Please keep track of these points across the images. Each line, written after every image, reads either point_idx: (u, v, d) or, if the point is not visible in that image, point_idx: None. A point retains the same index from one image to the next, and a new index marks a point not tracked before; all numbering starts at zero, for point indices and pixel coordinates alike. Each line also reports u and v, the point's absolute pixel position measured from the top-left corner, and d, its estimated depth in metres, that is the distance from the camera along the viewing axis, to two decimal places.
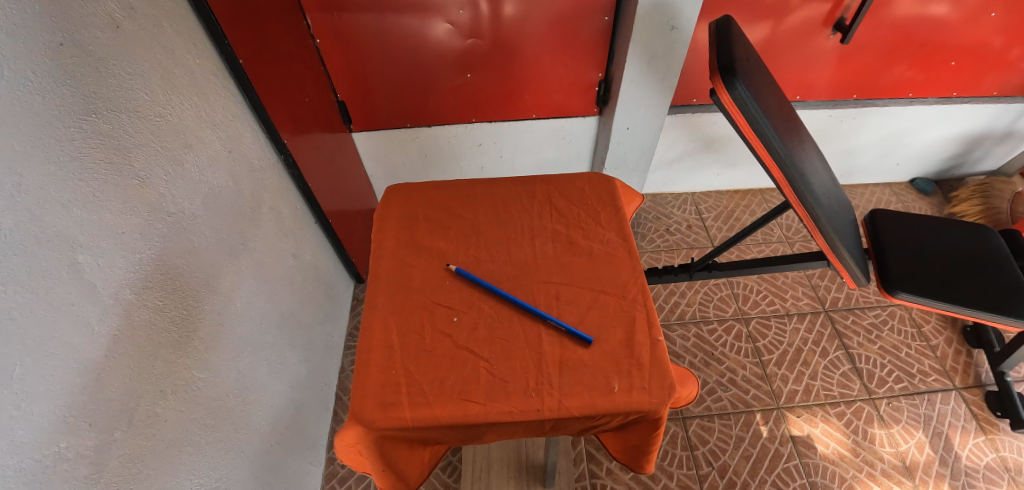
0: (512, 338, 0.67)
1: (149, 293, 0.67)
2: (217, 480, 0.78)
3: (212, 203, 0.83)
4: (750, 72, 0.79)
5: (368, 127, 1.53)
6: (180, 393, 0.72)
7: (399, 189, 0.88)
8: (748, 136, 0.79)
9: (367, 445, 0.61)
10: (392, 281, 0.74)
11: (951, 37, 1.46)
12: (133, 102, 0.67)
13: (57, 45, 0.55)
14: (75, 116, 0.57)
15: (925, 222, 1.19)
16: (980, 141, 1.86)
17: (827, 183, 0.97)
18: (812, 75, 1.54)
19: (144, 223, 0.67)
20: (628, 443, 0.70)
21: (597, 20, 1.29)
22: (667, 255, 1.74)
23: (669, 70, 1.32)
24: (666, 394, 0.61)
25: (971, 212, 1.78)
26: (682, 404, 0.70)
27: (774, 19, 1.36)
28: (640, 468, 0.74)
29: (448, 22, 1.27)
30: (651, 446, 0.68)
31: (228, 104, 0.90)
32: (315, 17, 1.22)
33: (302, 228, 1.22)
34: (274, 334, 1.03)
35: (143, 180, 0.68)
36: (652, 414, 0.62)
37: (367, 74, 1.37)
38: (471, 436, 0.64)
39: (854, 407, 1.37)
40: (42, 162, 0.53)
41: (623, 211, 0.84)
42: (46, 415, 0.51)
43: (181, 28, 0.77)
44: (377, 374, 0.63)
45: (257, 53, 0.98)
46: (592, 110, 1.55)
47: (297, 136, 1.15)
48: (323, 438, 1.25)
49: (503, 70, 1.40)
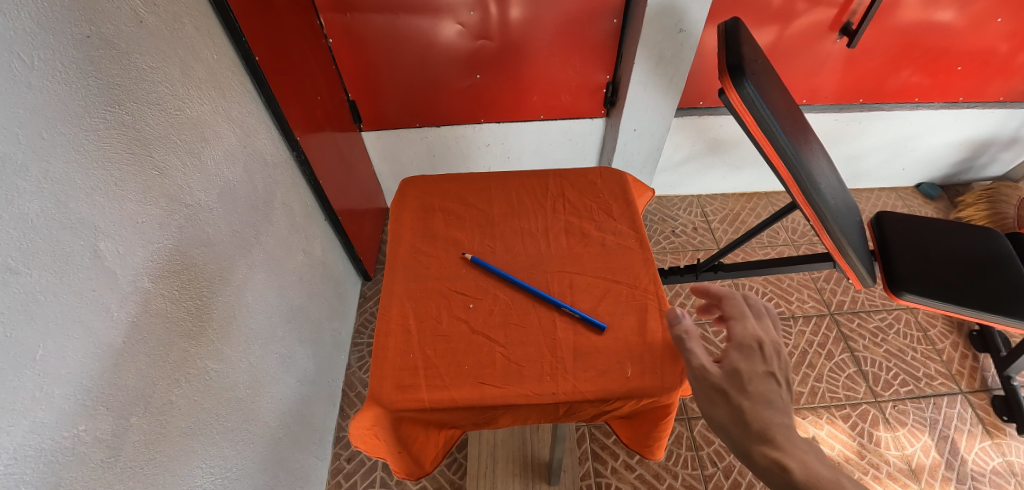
0: (527, 323, 0.68)
1: (166, 282, 0.68)
2: (226, 470, 0.79)
3: (227, 197, 0.84)
4: (759, 73, 0.80)
5: (378, 127, 1.55)
6: (194, 382, 0.72)
7: (415, 181, 0.90)
8: (756, 135, 0.80)
9: (383, 428, 0.61)
10: (409, 269, 0.75)
11: (956, 42, 1.47)
12: (154, 95, 0.68)
13: (84, 37, 0.57)
14: (100, 106, 0.59)
15: (933, 224, 1.19)
16: (986, 146, 1.86)
17: (835, 183, 0.98)
18: (818, 79, 1.55)
19: (162, 214, 0.68)
20: (639, 429, 0.71)
21: (606, 22, 1.30)
22: (673, 257, 1.75)
23: (677, 72, 1.33)
24: (678, 380, 0.62)
25: (978, 217, 1.77)
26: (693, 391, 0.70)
27: (781, 23, 1.37)
28: (650, 454, 0.74)
29: (458, 23, 1.28)
30: (662, 431, 0.69)
31: (244, 100, 0.92)
32: (328, 18, 1.24)
33: (312, 224, 1.23)
34: (284, 329, 1.03)
35: (162, 171, 0.69)
36: (664, 400, 0.62)
37: (378, 73, 1.39)
38: (485, 420, 0.65)
39: (860, 410, 1.37)
40: (67, 149, 0.54)
41: (634, 204, 0.85)
42: (68, 398, 0.53)
43: (200, 24, 0.79)
44: (395, 358, 0.64)
45: (271, 51, 1.00)
46: (600, 111, 1.56)
47: (309, 133, 1.17)
48: (329, 433, 1.26)
49: (512, 71, 1.42)
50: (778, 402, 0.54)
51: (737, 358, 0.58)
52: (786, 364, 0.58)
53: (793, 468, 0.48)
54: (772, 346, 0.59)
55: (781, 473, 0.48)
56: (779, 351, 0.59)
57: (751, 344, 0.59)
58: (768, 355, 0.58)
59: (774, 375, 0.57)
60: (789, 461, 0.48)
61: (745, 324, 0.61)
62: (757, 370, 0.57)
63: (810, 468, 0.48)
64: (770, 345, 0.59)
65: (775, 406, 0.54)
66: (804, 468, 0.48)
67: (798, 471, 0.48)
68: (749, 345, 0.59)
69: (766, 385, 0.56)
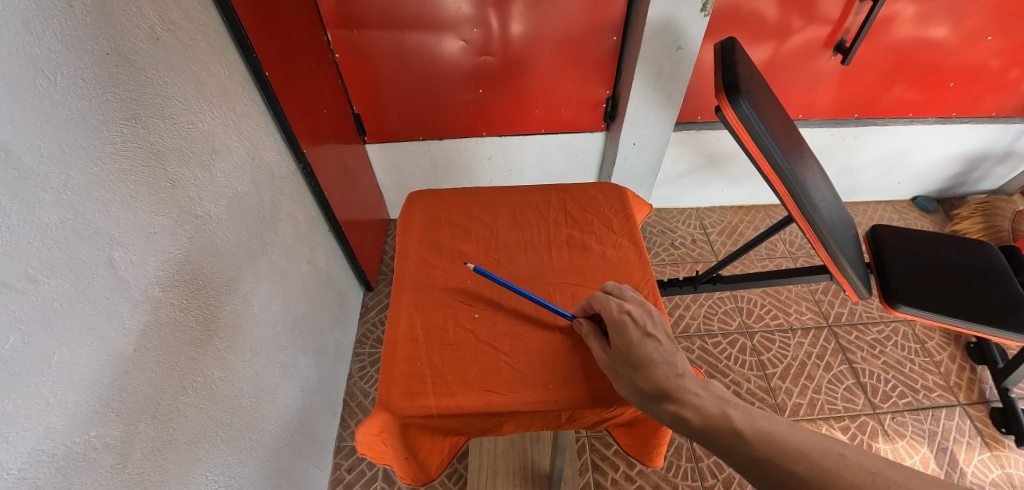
0: (530, 333, 0.70)
1: (175, 291, 0.69)
2: (230, 479, 0.79)
3: (235, 209, 0.86)
4: (754, 91, 0.83)
5: (382, 140, 1.58)
6: (201, 390, 0.73)
7: (422, 195, 0.91)
8: (752, 151, 0.82)
9: (391, 434, 0.62)
10: (416, 280, 0.77)
11: (948, 59, 1.50)
12: (169, 110, 0.70)
13: (103, 54, 0.59)
14: (117, 121, 0.61)
15: (927, 238, 1.21)
16: (980, 161, 1.89)
17: (830, 198, 1.00)
18: (814, 94, 1.58)
19: (173, 224, 0.70)
20: (638, 436, 0.72)
21: (606, 39, 1.33)
22: (672, 269, 1.76)
23: (675, 88, 1.36)
24: None
25: (974, 230, 1.79)
26: None
27: (776, 39, 1.40)
28: (650, 461, 0.75)
29: (461, 40, 1.32)
30: (660, 438, 0.69)
31: (253, 114, 0.94)
32: (335, 34, 1.28)
33: (317, 235, 1.25)
34: (288, 338, 1.05)
35: (174, 183, 0.71)
36: None
37: (382, 86, 1.42)
38: (490, 426, 0.66)
39: (859, 422, 1.37)
40: (85, 162, 0.56)
41: (633, 218, 0.87)
42: (79, 404, 0.54)
43: (213, 41, 0.82)
44: (403, 365, 0.66)
45: (280, 66, 1.02)
46: (600, 125, 1.59)
47: (315, 146, 1.19)
48: (330, 443, 1.26)
49: (514, 85, 1.45)
50: (661, 358, 0.57)
51: (614, 338, 0.60)
52: (657, 320, 0.61)
53: (691, 418, 0.51)
54: (639, 311, 0.62)
55: (684, 423, 0.52)
56: (648, 312, 0.63)
57: (620, 319, 0.61)
58: (639, 319, 0.60)
59: (649, 335, 0.59)
60: (686, 412, 0.52)
61: (611, 303, 0.64)
62: (634, 339, 0.59)
63: (704, 411, 0.51)
64: (638, 310, 0.62)
65: (659, 364, 0.56)
66: (699, 414, 0.51)
67: (696, 419, 0.51)
68: (620, 320, 0.61)
69: (646, 347, 0.58)
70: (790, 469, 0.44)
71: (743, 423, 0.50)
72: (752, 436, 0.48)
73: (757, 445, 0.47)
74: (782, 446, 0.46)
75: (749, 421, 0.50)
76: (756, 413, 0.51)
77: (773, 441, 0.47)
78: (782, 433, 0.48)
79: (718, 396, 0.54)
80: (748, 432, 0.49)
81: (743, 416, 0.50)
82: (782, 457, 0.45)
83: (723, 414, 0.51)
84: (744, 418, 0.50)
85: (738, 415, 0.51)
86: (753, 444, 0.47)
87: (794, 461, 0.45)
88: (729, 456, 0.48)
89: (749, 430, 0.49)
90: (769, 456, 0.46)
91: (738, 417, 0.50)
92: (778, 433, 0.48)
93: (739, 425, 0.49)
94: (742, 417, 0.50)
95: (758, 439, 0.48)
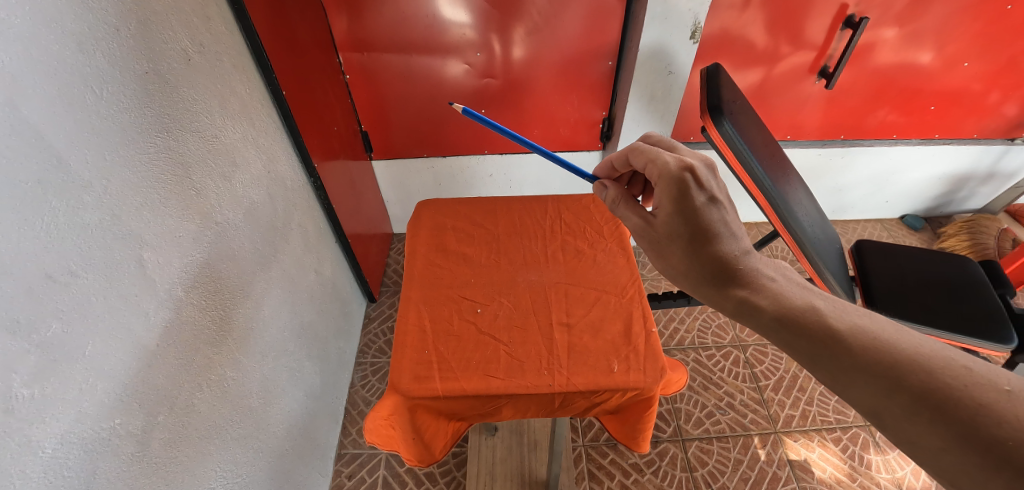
0: (528, 327, 0.74)
1: (196, 292, 0.74)
2: (237, 475, 0.83)
3: (252, 217, 0.91)
4: (737, 112, 0.89)
5: (388, 156, 1.65)
6: (214, 388, 0.77)
7: (429, 204, 0.97)
8: (735, 167, 0.88)
9: (400, 415, 0.67)
10: (424, 279, 0.81)
11: (929, 84, 1.58)
12: (197, 124, 0.76)
13: (143, 73, 0.65)
14: (152, 132, 0.66)
15: (910, 253, 1.26)
16: (965, 181, 1.95)
17: (813, 213, 1.05)
18: (801, 117, 1.66)
19: (197, 229, 0.75)
20: (626, 422, 0.76)
21: (603, 63, 1.41)
22: (666, 282, 1.81)
23: (668, 110, 1.44)
24: (659, 375, 0.67)
25: (960, 247, 1.83)
26: (671, 389, 0.78)
27: (764, 65, 1.48)
28: (636, 447, 0.79)
29: (465, 63, 1.39)
30: (645, 423, 0.74)
31: (270, 130, 1.00)
32: (347, 56, 1.35)
33: (324, 245, 1.29)
34: (295, 344, 1.09)
35: (199, 192, 0.76)
36: (646, 393, 0.68)
37: (389, 106, 1.49)
38: (490, 410, 0.70)
39: (850, 433, 1.40)
40: (124, 173, 0.61)
41: (621, 227, 0.92)
42: (109, 393, 0.58)
43: (237, 62, 0.88)
44: (412, 353, 0.70)
45: (296, 85, 1.09)
46: (597, 144, 1.66)
47: (325, 161, 1.25)
48: (331, 449, 1.28)
49: (515, 105, 1.51)
50: (723, 230, 0.63)
51: (678, 203, 0.64)
52: (716, 182, 0.66)
53: (765, 304, 0.56)
54: (702, 173, 0.66)
55: (751, 305, 0.57)
56: (708, 172, 0.67)
57: (684, 183, 0.64)
58: (702, 183, 0.65)
59: (709, 199, 0.64)
60: (759, 300, 0.57)
61: (672, 161, 0.67)
62: (698, 205, 0.64)
63: (779, 300, 0.56)
64: (701, 172, 0.65)
65: (722, 237, 0.63)
66: (774, 302, 0.56)
67: (769, 306, 0.56)
68: (684, 184, 0.64)
69: (707, 214, 0.64)
70: (903, 380, 0.43)
71: (840, 324, 0.50)
72: (852, 339, 0.48)
73: (857, 350, 0.47)
74: (892, 353, 0.46)
75: (845, 321, 0.51)
76: (851, 313, 0.52)
77: (877, 347, 0.47)
78: (889, 339, 0.47)
79: (794, 291, 0.58)
80: (847, 334, 0.49)
81: (836, 315, 0.52)
82: (894, 368, 0.44)
83: (806, 307, 0.54)
84: (836, 316, 0.52)
85: (825, 310, 0.53)
86: (853, 350, 0.47)
87: (908, 373, 0.43)
88: (810, 352, 0.50)
89: (847, 333, 0.49)
90: (874, 362, 0.45)
91: (831, 316, 0.52)
92: (885, 339, 0.47)
93: (835, 325, 0.50)
94: (832, 315, 0.52)
95: (861, 345, 0.47)
